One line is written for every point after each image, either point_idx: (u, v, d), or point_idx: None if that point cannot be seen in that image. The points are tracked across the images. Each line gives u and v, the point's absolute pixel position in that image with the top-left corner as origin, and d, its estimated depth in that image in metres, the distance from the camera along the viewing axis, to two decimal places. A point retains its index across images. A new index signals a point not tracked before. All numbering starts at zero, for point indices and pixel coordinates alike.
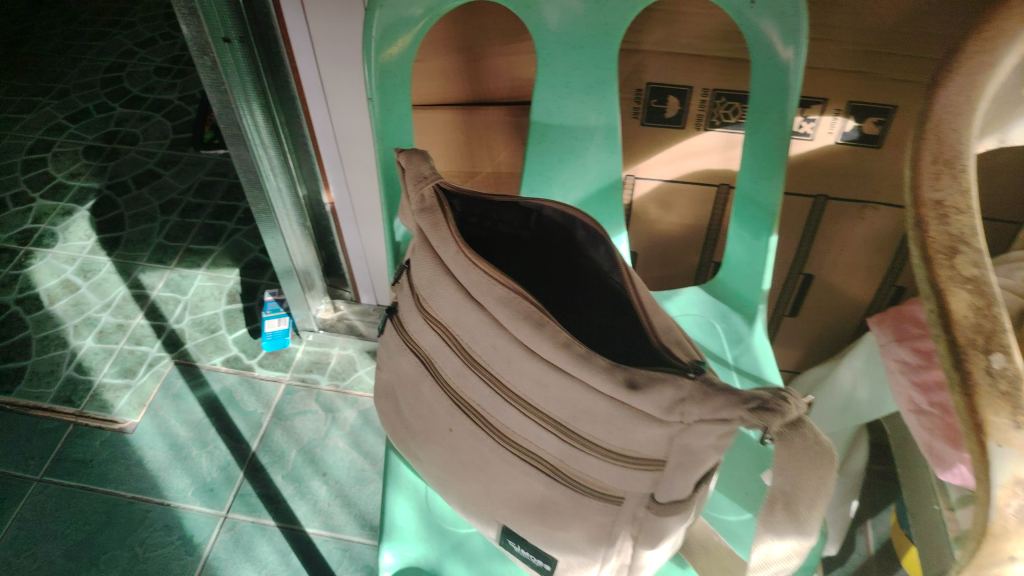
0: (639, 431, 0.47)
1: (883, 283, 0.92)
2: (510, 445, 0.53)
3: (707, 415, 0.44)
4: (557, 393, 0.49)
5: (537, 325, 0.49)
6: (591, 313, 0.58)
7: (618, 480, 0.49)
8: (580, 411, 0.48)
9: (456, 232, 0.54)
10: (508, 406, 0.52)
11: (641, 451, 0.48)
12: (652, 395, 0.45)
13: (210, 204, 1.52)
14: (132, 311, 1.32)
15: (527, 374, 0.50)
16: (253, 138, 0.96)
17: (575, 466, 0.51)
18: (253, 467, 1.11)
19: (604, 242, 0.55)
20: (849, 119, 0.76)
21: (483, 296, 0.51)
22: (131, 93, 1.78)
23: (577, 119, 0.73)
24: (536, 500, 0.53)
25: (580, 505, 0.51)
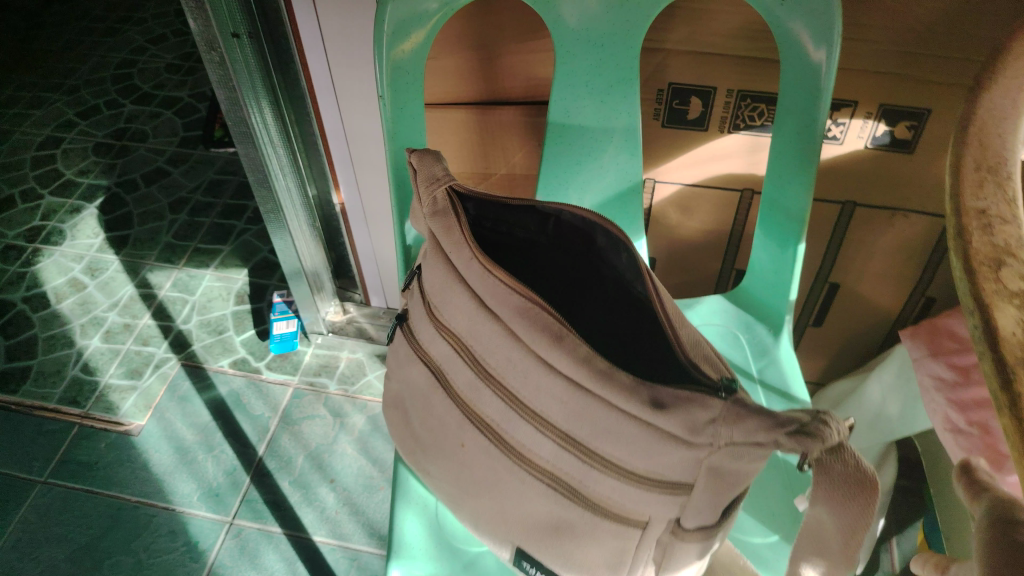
0: (665, 454, 0.44)
1: (911, 294, 0.89)
2: (526, 464, 0.50)
3: (740, 438, 0.41)
4: (577, 410, 0.46)
5: (556, 338, 0.46)
6: (614, 323, 0.55)
7: (641, 503, 0.46)
8: (602, 431, 0.45)
9: (469, 237, 0.51)
10: (525, 423, 0.49)
11: (667, 474, 0.45)
12: (679, 415, 0.43)
13: (219, 202, 1.50)
14: (139, 310, 1.30)
15: (545, 390, 0.47)
16: (262, 136, 0.94)
17: (594, 488, 0.48)
18: (260, 472, 1.09)
19: (626, 249, 0.51)
20: (880, 122, 0.72)
21: (498, 306, 0.49)
22: (141, 89, 1.77)
23: (596, 120, 0.70)
24: (554, 522, 0.51)
25: (598, 528, 0.49)
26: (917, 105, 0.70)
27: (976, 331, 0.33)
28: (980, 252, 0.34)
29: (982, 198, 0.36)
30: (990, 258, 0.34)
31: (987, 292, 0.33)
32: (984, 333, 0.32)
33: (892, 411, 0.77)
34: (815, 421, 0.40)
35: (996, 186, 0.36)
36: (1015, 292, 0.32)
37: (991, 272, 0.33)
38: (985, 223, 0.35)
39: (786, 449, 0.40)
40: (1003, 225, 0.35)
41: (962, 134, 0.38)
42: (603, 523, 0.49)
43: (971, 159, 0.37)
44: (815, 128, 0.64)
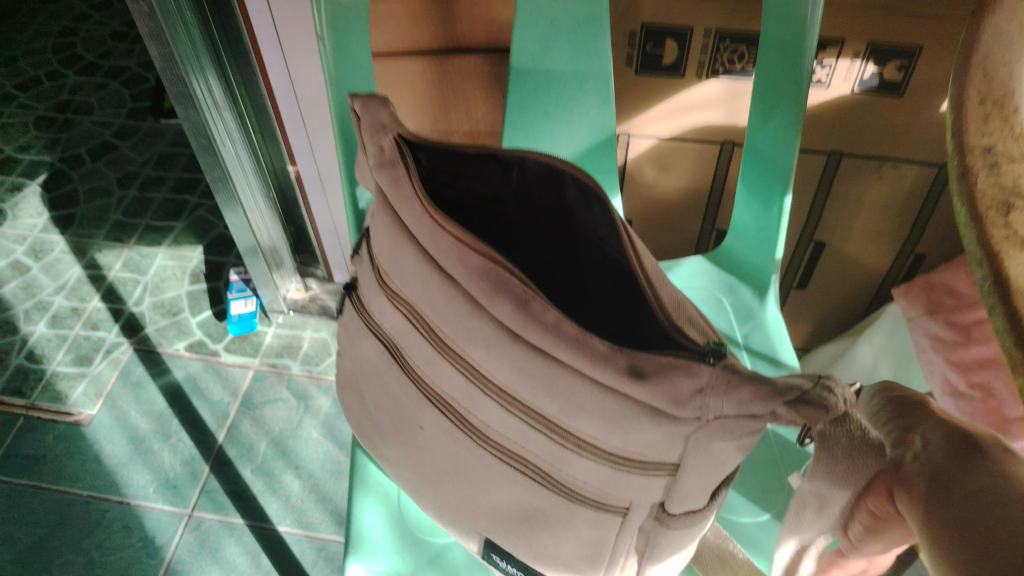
0: (647, 432, 0.39)
1: (900, 251, 0.84)
2: (491, 448, 0.45)
3: (732, 410, 0.36)
4: (545, 385, 0.40)
5: (519, 304, 0.40)
6: (589, 288, 0.50)
7: (620, 487, 0.42)
8: (575, 407, 0.40)
9: (420, 188, 0.45)
10: (488, 401, 0.43)
11: (650, 454, 0.40)
12: (662, 386, 0.37)
13: (171, 176, 1.42)
14: (87, 293, 1.22)
15: (509, 362, 0.41)
16: (203, 99, 0.86)
17: (567, 472, 0.43)
18: (220, 461, 1.02)
19: (600, 201, 0.46)
20: (869, 63, 0.67)
21: (454, 269, 0.43)
22: (85, 59, 1.67)
23: (562, 64, 0.64)
24: (524, 509, 0.46)
25: (572, 515, 0.44)
26: (908, 43, 0.64)
27: (984, 284, 0.29)
28: None
29: None
30: None
31: None
32: None
33: (885, 374, 0.72)
34: (818, 388, 0.35)
35: None
36: None
37: None
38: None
39: (783, 422, 0.35)
40: None
41: None
42: (581, 510, 0.44)
43: None
44: (801, 65, 0.58)
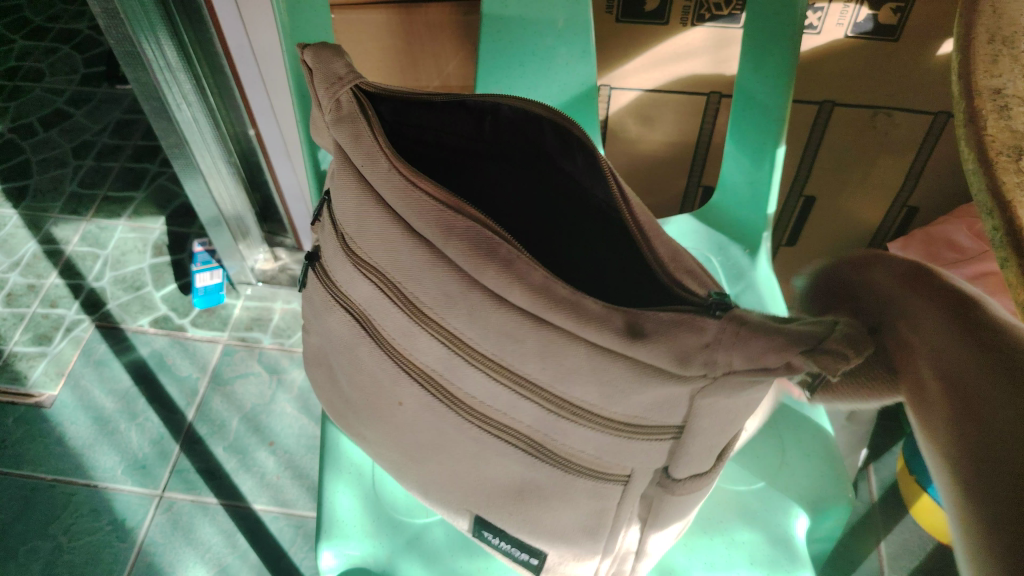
0: (649, 393, 0.36)
1: (893, 204, 0.81)
2: (478, 420, 0.41)
3: (744, 363, 0.33)
4: (534, 350, 0.37)
5: (503, 265, 0.36)
6: (587, 243, 0.46)
7: (620, 455, 0.39)
8: (570, 372, 0.36)
9: (384, 143, 0.41)
10: (472, 370, 0.39)
11: (654, 417, 0.37)
12: (664, 344, 0.34)
13: (129, 144, 1.36)
14: (44, 269, 1.16)
15: (491, 327, 0.37)
16: (154, 60, 0.80)
17: (562, 441, 0.39)
18: (191, 439, 0.98)
19: (582, 151, 0.43)
20: (863, 6, 0.63)
21: (429, 229, 0.39)
22: (33, 24, 1.59)
23: (537, 10, 0.59)
24: (516, 483, 0.42)
25: (568, 487, 0.41)
26: None
27: None
28: None
29: None
30: None
31: None
32: None
33: None
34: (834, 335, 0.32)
35: None
36: None
37: None
38: None
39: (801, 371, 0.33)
40: None
41: None
42: (579, 482, 0.40)
43: None
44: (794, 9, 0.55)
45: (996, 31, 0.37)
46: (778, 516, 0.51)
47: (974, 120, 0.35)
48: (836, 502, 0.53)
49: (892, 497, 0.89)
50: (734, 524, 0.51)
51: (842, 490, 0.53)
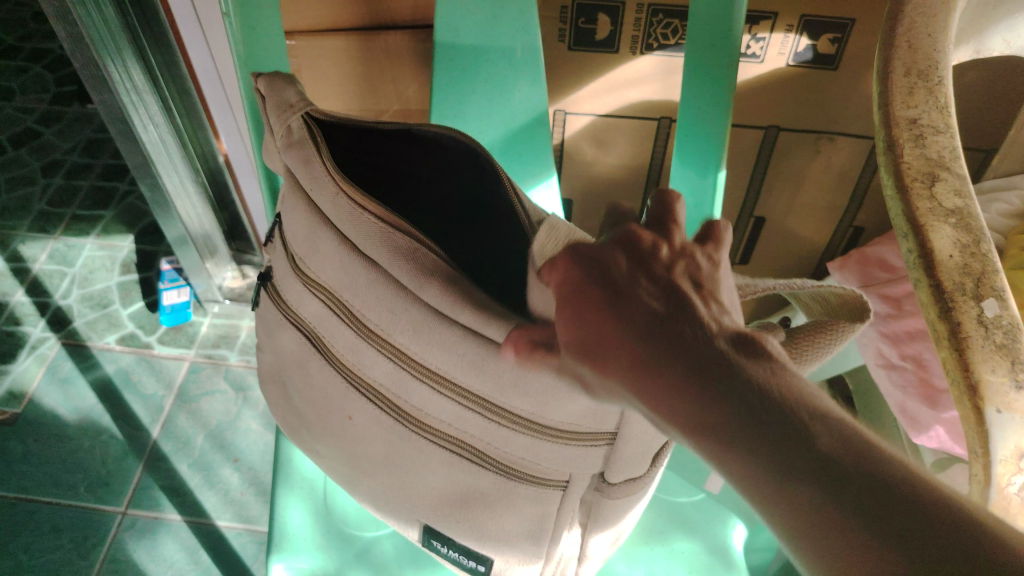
0: (583, 401, 0.37)
1: (839, 225, 0.84)
2: (425, 429, 0.43)
3: None
4: (474, 364, 0.38)
5: (448, 282, 0.38)
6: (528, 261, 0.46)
7: (558, 461, 0.40)
8: (509, 383, 0.38)
9: (332, 167, 0.43)
10: (418, 384, 0.41)
11: (589, 424, 0.39)
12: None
13: (100, 162, 1.36)
14: (10, 287, 1.16)
15: (435, 340, 0.39)
16: (120, 82, 0.81)
17: (503, 449, 0.41)
18: (154, 457, 0.99)
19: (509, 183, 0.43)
20: (802, 36, 0.66)
21: (377, 250, 0.40)
22: (5, 43, 1.59)
23: (491, 39, 0.62)
24: (462, 492, 0.44)
25: (510, 493, 0.42)
26: (840, 16, 0.63)
27: (911, 254, 0.39)
28: (916, 166, 0.40)
29: (912, 107, 0.41)
30: (923, 174, 0.40)
31: (922, 211, 0.39)
32: (922, 256, 0.38)
33: None
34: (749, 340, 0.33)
35: (927, 93, 0.41)
36: (950, 211, 0.39)
37: (924, 189, 0.39)
38: (917, 134, 0.41)
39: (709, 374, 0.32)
40: (934, 135, 0.41)
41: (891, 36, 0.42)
42: (522, 487, 0.42)
43: (903, 62, 0.42)
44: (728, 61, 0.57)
45: (914, 63, 0.42)
46: (714, 526, 0.53)
47: (892, 148, 0.41)
48: None
49: None
50: (674, 534, 0.53)
51: None
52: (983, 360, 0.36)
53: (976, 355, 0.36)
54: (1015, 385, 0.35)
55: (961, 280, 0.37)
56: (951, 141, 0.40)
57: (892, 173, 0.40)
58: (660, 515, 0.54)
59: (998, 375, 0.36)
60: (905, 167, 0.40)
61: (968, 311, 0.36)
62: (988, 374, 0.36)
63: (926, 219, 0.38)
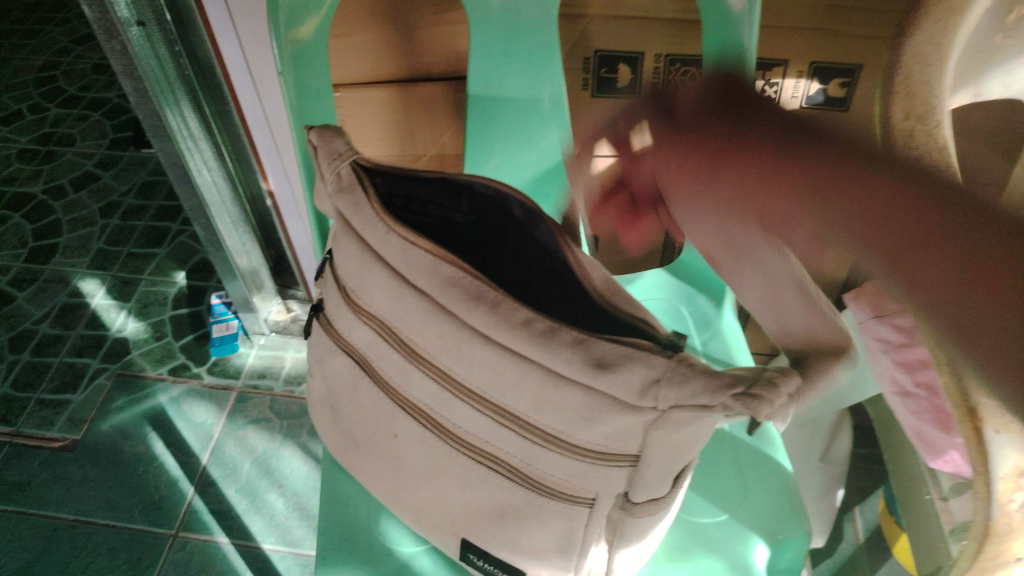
0: (610, 422, 0.41)
1: (857, 257, 0.87)
2: (465, 448, 0.47)
3: (685, 401, 0.38)
4: (514, 382, 0.42)
5: (489, 308, 0.42)
6: (552, 284, 0.50)
7: (585, 479, 0.44)
8: (543, 401, 0.42)
9: (382, 211, 0.48)
10: (460, 403, 0.45)
11: (614, 446, 0.42)
12: (622, 376, 0.40)
13: (153, 204, 1.45)
14: (71, 321, 1.24)
15: (476, 363, 0.43)
16: (178, 129, 0.89)
17: (538, 467, 0.45)
18: (204, 481, 1.04)
19: (543, 220, 0.49)
20: (813, 81, 0.70)
21: (424, 280, 0.45)
22: (67, 92, 1.70)
23: (518, 90, 0.67)
24: (497, 507, 0.48)
25: (542, 508, 0.46)
26: (848, 62, 0.68)
27: (914, 289, 0.40)
28: None
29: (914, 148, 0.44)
30: None
31: None
32: None
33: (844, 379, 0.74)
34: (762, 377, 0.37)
35: (925, 134, 0.44)
36: None
37: None
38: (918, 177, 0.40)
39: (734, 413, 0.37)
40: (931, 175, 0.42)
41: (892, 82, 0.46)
42: (551, 502, 0.46)
43: (902, 106, 0.46)
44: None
45: (911, 109, 0.45)
46: (734, 543, 0.56)
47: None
48: (793, 531, 0.57)
49: (875, 535, 0.92)
50: (697, 552, 0.56)
51: (798, 523, 0.57)
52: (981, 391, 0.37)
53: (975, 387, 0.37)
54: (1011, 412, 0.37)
55: None
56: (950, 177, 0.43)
57: None
58: (684, 534, 0.57)
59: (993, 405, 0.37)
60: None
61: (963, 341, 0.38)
62: (987, 398, 0.37)
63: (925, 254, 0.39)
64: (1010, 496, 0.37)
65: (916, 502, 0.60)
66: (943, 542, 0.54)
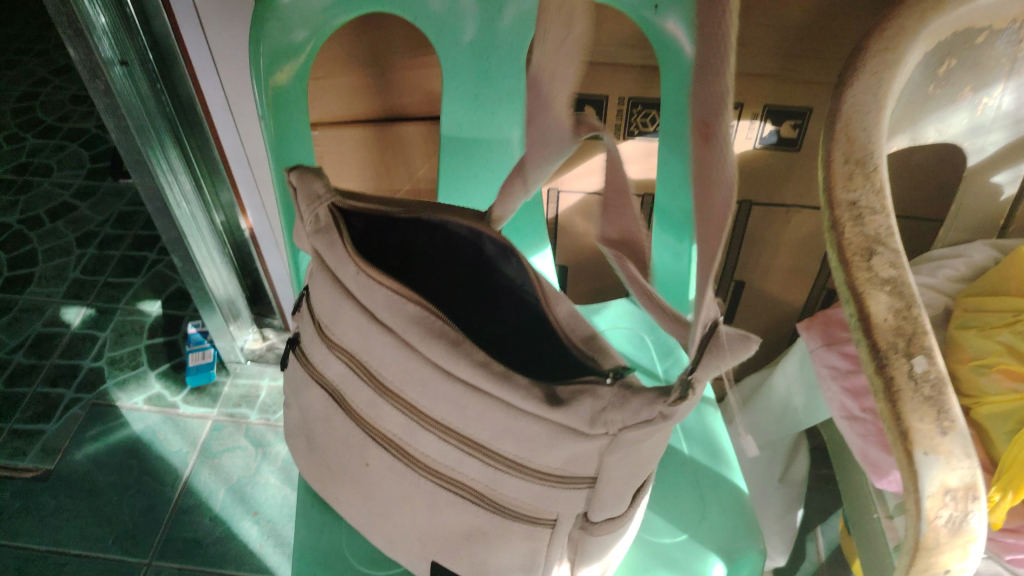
0: (566, 448, 0.44)
1: (813, 287, 0.92)
2: (432, 474, 0.49)
3: (630, 420, 0.42)
4: (475, 414, 0.45)
5: (453, 343, 0.45)
6: (510, 322, 0.56)
7: (546, 501, 0.47)
8: (502, 431, 0.45)
9: (353, 251, 0.50)
10: (427, 433, 0.48)
11: (571, 469, 0.45)
12: (575, 407, 0.43)
13: (130, 234, 1.46)
14: (45, 350, 1.24)
15: (441, 395, 0.46)
16: (157, 164, 0.90)
17: (502, 491, 0.47)
18: (179, 510, 1.04)
19: (515, 255, 0.53)
20: (766, 123, 0.74)
21: (391, 317, 0.47)
22: (45, 122, 1.71)
23: (487, 131, 0.71)
24: (464, 530, 0.50)
25: (507, 531, 0.48)
26: (798, 106, 0.73)
27: (855, 318, 0.48)
28: (855, 243, 0.50)
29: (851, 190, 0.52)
30: (862, 251, 0.50)
31: (865, 280, 0.49)
32: (862, 318, 0.48)
33: (799, 404, 0.79)
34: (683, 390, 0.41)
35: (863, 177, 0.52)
36: (886, 280, 0.48)
37: (864, 263, 0.49)
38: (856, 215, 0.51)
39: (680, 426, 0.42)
40: (870, 214, 0.51)
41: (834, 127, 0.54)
42: (515, 525, 0.48)
43: (842, 149, 0.53)
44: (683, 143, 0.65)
45: (850, 154, 0.53)
46: (694, 563, 0.59)
47: (837, 227, 0.51)
48: (747, 550, 0.60)
49: (836, 555, 0.95)
50: (657, 571, 0.59)
51: (753, 541, 0.60)
52: (913, 411, 0.44)
53: (908, 406, 0.44)
54: (939, 431, 0.43)
55: (894, 339, 0.46)
56: (887, 220, 0.51)
57: (838, 249, 0.51)
58: (645, 554, 0.60)
59: (925, 424, 0.43)
60: (846, 245, 0.50)
61: (900, 367, 0.45)
62: (917, 422, 0.44)
63: (864, 286, 0.48)
64: (936, 511, 0.43)
65: (865, 521, 0.63)
66: (888, 558, 0.57)
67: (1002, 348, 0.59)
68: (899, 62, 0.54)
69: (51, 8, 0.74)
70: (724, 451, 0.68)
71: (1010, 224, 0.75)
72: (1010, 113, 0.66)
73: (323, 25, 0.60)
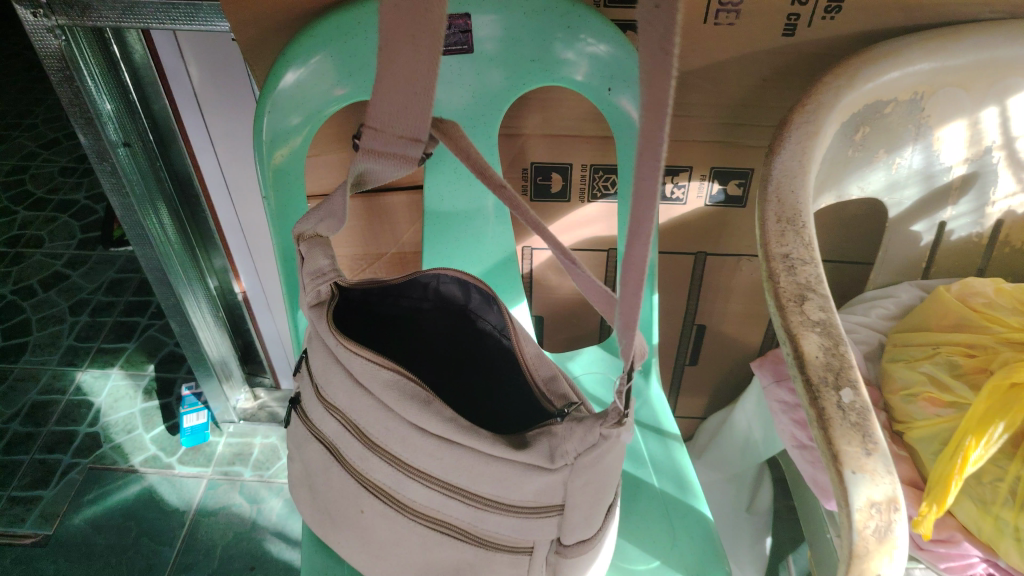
0: (533, 483, 0.50)
1: (769, 326, 1.00)
2: (421, 517, 0.55)
3: (581, 448, 0.49)
4: (451, 463, 0.51)
5: (423, 403, 0.52)
6: (478, 364, 0.64)
7: (524, 531, 0.53)
8: (476, 474, 0.51)
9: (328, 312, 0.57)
10: (413, 481, 0.54)
11: (541, 500, 0.51)
12: (535, 448, 0.50)
13: (122, 300, 1.51)
14: (42, 417, 1.28)
15: (419, 448, 0.52)
16: (157, 235, 0.96)
17: (483, 526, 0.53)
18: (176, 569, 1.08)
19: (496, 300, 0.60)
20: (714, 182, 0.83)
21: (370, 383, 0.54)
22: (35, 195, 1.77)
23: (466, 202, 0.79)
24: (455, 563, 0.56)
25: (493, 560, 0.54)
26: (741, 167, 0.82)
27: (792, 357, 0.56)
28: (788, 290, 0.58)
29: (785, 244, 0.60)
30: (796, 297, 0.58)
31: (797, 323, 0.57)
32: (797, 356, 0.56)
33: (760, 437, 0.87)
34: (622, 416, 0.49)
35: (794, 234, 0.61)
36: (816, 322, 0.57)
37: (797, 307, 0.58)
38: (789, 266, 0.59)
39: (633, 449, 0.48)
40: (802, 265, 0.59)
41: (767, 192, 0.63)
42: (498, 553, 0.54)
43: (775, 210, 0.62)
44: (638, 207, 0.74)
45: (781, 214, 0.61)
46: None
47: (773, 277, 0.60)
48: (714, 572, 0.66)
49: None
50: None
51: (718, 564, 0.67)
52: (844, 436, 0.51)
53: (838, 433, 0.51)
54: (865, 452, 0.50)
55: (825, 373, 0.54)
56: (815, 270, 0.59)
57: (775, 295, 0.59)
58: None
59: (854, 447, 0.50)
60: (782, 291, 0.59)
61: (830, 398, 0.53)
62: (845, 446, 0.50)
63: (797, 328, 0.56)
64: (865, 522, 0.48)
65: (824, 542, 0.69)
66: None
67: (925, 377, 0.67)
68: (816, 134, 0.64)
69: (65, 99, 0.80)
70: (690, 482, 0.74)
71: (932, 266, 0.84)
72: (921, 171, 0.75)
73: (316, 112, 0.68)
